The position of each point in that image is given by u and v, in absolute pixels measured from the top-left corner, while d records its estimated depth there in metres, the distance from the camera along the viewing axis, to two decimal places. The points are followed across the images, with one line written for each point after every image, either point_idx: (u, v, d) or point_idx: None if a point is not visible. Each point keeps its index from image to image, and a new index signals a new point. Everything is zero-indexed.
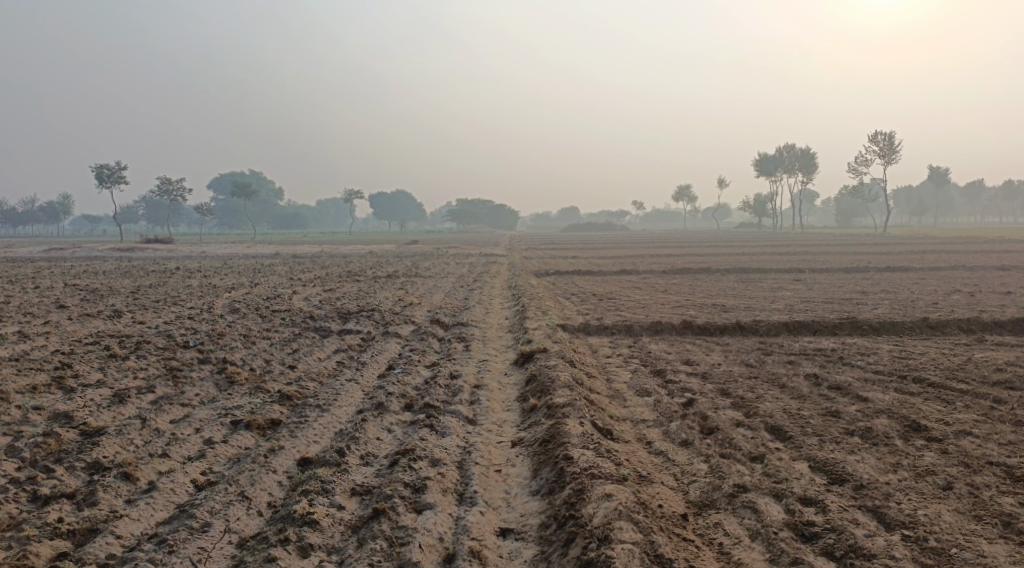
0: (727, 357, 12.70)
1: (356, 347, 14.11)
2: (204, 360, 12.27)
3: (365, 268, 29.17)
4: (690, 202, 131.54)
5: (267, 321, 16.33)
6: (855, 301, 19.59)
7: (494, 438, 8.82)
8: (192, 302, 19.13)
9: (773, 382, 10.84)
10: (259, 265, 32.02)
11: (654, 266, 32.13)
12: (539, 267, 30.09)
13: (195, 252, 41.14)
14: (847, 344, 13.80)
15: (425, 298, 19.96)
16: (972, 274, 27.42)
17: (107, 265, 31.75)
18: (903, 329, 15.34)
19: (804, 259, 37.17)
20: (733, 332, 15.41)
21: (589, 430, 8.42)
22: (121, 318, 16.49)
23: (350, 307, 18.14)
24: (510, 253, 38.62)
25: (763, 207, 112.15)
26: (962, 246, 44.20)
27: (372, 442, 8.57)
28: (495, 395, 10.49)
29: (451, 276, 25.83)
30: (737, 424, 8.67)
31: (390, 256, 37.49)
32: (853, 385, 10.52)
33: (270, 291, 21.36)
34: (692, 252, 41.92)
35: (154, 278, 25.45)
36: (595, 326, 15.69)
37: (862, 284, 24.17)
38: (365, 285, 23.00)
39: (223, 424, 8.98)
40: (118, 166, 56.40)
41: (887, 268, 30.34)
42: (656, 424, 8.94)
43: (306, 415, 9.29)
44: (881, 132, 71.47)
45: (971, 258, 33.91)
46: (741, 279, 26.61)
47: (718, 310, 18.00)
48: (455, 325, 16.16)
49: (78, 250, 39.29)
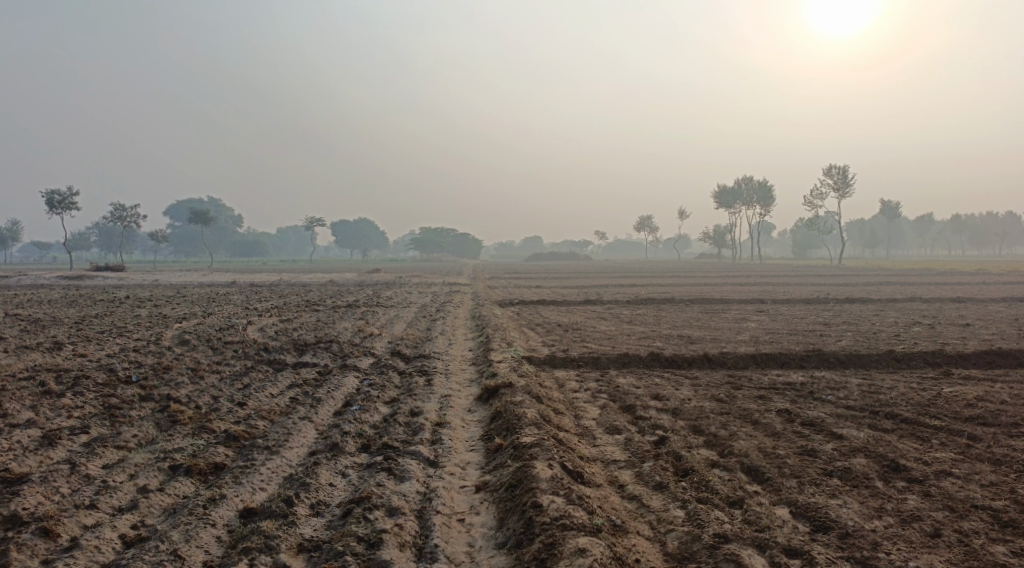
0: (696, 391, 12.36)
1: (311, 381, 13.55)
2: (146, 397, 11.93)
3: (324, 298, 28.51)
4: (650, 233, 132.26)
5: (218, 353, 15.71)
6: (820, 332, 19.39)
7: (457, 482, 8.34)
8: (139, 333, 18.44)
9: (745, 418, 10.50)
10: (214, 293, 31.26)
11: (616, 295, 31.89)
12: (502, 297, 29.67)
13: (147, 280, 40.16)
14: (817, 377, 13.52)
15: (386, 329, 19.43)
16: (931, 305, 27.50)
17: (54, 293, 30.79)
18: (872, 362, 15.11)
19: (764, 289, 37.19)
20: (700, 365, 15.08)
21: (557, 474, 7.98)
22: (62, 350, 15.80)
23: (307, 338, 17.56)
24: (471, 283, 38.16)
25: (722, 238, 113.05)
26: (916, 278, 44.64)
27: (324, 488, 8.04)
28: (458, 434, 10.01)
29: (412, 305, 25.32)
30: (712, 464, 8.29)
31: (350, 285, 36.82)
32: (827, 421, 10.21)
33: (223, 321, 20.68)
34: (656, 282, 41.77)
35: (102, 307, 24.63)
36: (560, 358, 15.27)
37: (825, 315, 24.05)
38: (323, 315, 22.39)
39: (160, 469, 8.44)
40: (69, 192, 55.10)
41: (847, 299, 30.35)
42: (627, 465, 8.53)
43: (253, 459, 8.75)
44: (836, 167, 72.44)
45: (929, 290, 34.07)
46: (706, 309, 26.38)
47: (683, 341, 17.69)
48: (416, 358, 15.65)
49: (26, 279, 38.07)
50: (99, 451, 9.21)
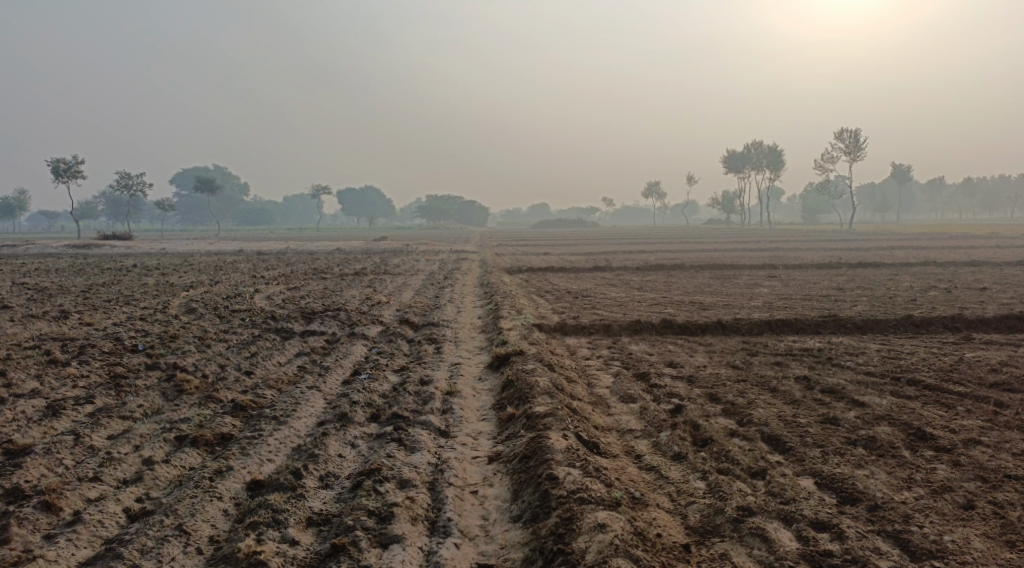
0: (711, 358, 12.09)
1: (318, 350, 13.32)
2: (152, 366, 11.73)
3: (331, 266, 28.25)
4: (658, 199, 131.48)
5: (226, 322, 15.48)
6: (834, 298, 19.08)
7: (469, 452, 8.12)
8: (146, 301, 18.25)
9: (763, 386, 10.23)
10: (221, 261, 31.04)
11: (625, 262, 31.56)
12: (510, 264, 29.39)
13: (155, 249, 39.96)
14: (834, 343, 13.24)
15: (394, 296, 19.18)
16: (945, 269, 27.09)
17: (61, 262, 30.64)
18: (889, 327, 14.82)
19: (775, 254, 36.79)
20: (714, 331, 14.81)
21: (572, 445, 7.75)
22: (68, 319, 15.60)
23: (314, 306, 17.34)
24: (479, 250, 37.83)
25: (730, 204, 112.32)
26: (927, 241, 44.19)
27: (333, 460, 7.83)
28: (470, 403, 9.77)
29: (420, 273, 25.06)
30: (731, 434, 8.04)
31: (358, 253, 36.46)
32: (848, 389, 9.94)
33: (230, 289, 20.46)
34: (666, 249, 41.46)
35: (109, 276, 24.44)
36: (572, 325, 15.01)
37: (839, 280, 23.72)
38: (330, 283, 22.13)
39: (166, 440, 8.23)
40: (75, 160, 54.80)
41: (860, 264, 29.93)
42: (644, 435, 8.29)
43: (261, 430, 8.53)
44: (846, 130, 71.59)
45: (941, 254, 33.64)
46: (716, 275, 26.06)
47: (696, 308, 17.41)
48: (425, 325, 15.41)
49: (34, 248, 37.90)
50: (104, 421, 8.99)
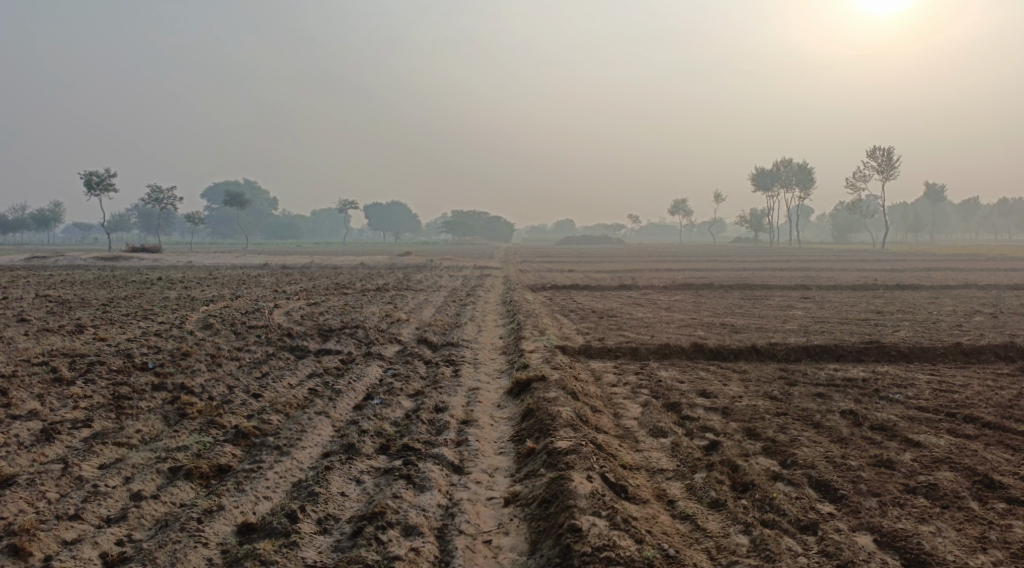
0: (748, 388, 11.28)
1: (332, 371, 12.65)
2: (158, 387, 11.12)
3: (354, 281, 27.69)
4: (685, 217, 130.30)
5: (240, 339, 14.88)
6: (874, 322, 18.17)
7: (484, 493, 7.41)
8: (163, 316, 17.69)
9: (805, 420, 9.42)
10: (244, 275, 30.60)
11: (654, 280, 30.75)
12: (535, 281, 28.66)
13: (181, 262, 39.69)
14: (879, 372, 12.38)
15: (415, 314, 18.53)
16: (987, 292, 26.02)
17: (86, 275, 30.36)
18: (936, 356, 13.92)
19: (807, 274, 35.83)
20: (747, 357, 14.00)
21: (597, 488, 7.02)
22: (81, 333, 15.08)
23: (333, 323, 16.71)
24: (504, 266, 37.16)
25: (759, 222, 110.97)
26: (964, 263, 43.00)
27: (334, 500, 7.16)
28: (487, 435, 9.04)
29: (443, 289, 24.42)
30: (774, 477, 7.26)
31: (382, 268, 35.90)
32: (899, 426, 9.11)
33: (249, 304, 19.91)
34: (694, 267, 40.57)
35: (131, 289, 23.99)
36: (598, 348, 14.26)
37: (876, 303, 22.80)
38: (352, 299, 21.58)
39: (158, 471, 7.57)
40: (107, 172, 54.89)
41: (897, 286, 28.86)
42: (677, 476, 7.53)
43: (260, 462, 7.84)
44: (880, 148, 70.32)
45: (980, 277, 32.44)
46: (748, 296, 25.20)
47: (728, 331, 16.58)
48: (444, 346, 14.73)
49: (62, 259, 37.74)
50: (98, 448, 8.36)
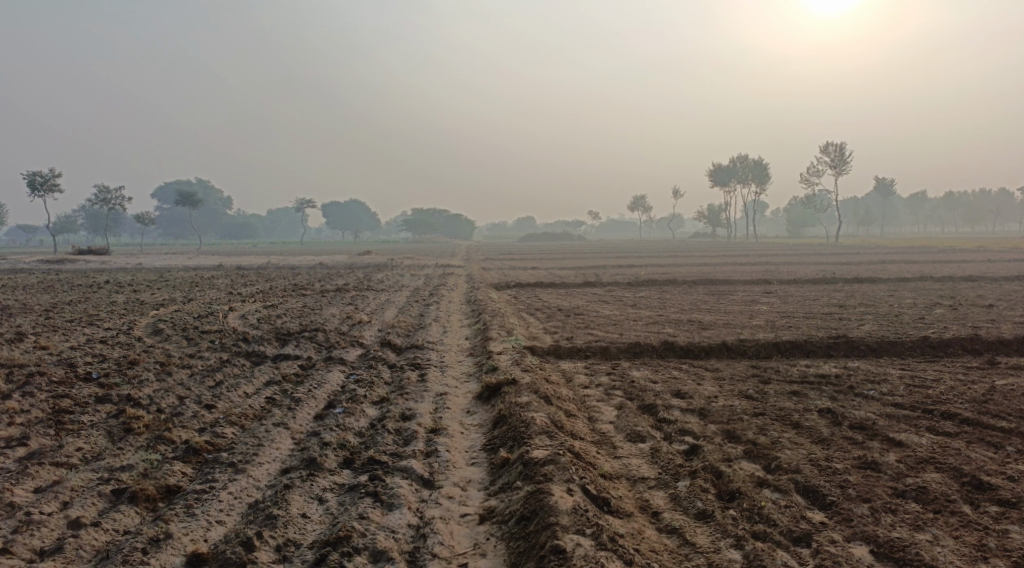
0: (722, 387, 11.02)
1: (291, 378, 12.16)
2: (102, 400, 10.56)
3: (312, 282, 27.03)
4: (644, 212, 130.74)
5: (193, 345, 14.29)
6: (839, 316, 18.07)
7: (456, 509, 7.09)
8: (111, 322, 16.99)
9: (784, 420, 9.17)
10: (196, 278, 29.78)
11: (616, 277, 30.57)
12: (497, 279, 28.25)
13: (131, 264, 38.60)
14: (851, 368, 12.20)
15: (376, 315, 18.03)
16: (944, 285, 26.17)
17: (31, 278, 29.27)
18: (906, 350, 13.79)
19: (766, 269, 35.91)
20: (717, 354, 13.77)
21: (578, 503, 6.76)
22: (23, 342, 14.38)
23: (291, 326, 16.17)
24: (465, 265, 36.69)
25: (715, 217, 111.74)
26: (918, 255, 43.50)
27: (295, 523, 6.85)
28: (457, 444, 8.64)
29: (404, 289, 23.89)
30: (760, 484, 7.05)
31: (340, 268, 35.21)
32: (879, 424, 8.89)
33: (203, 308, 19.24)
34: (656, 262, 40.47)
35: (77, 293, 23.11)
36: (566, 348, 13.92)
37: (839, 296, 22.75)
38: (310, 300, 20.99)
39: (100, 495, 7.36)
40: (51, 173, 53.33)
41: (856, 279, 28.96)
42: (659, 485, 7.25)
43: (212, 482, 7.58)
44: (832, 143, 71.11)
45: (935, 269, 32.75)
46: (711, 291, 25.05)
47: (696, 328, 16.34)
48: (408, 348, 14.28)
49: (6, 263, 36.52)
50: (33, 470, 7.82)
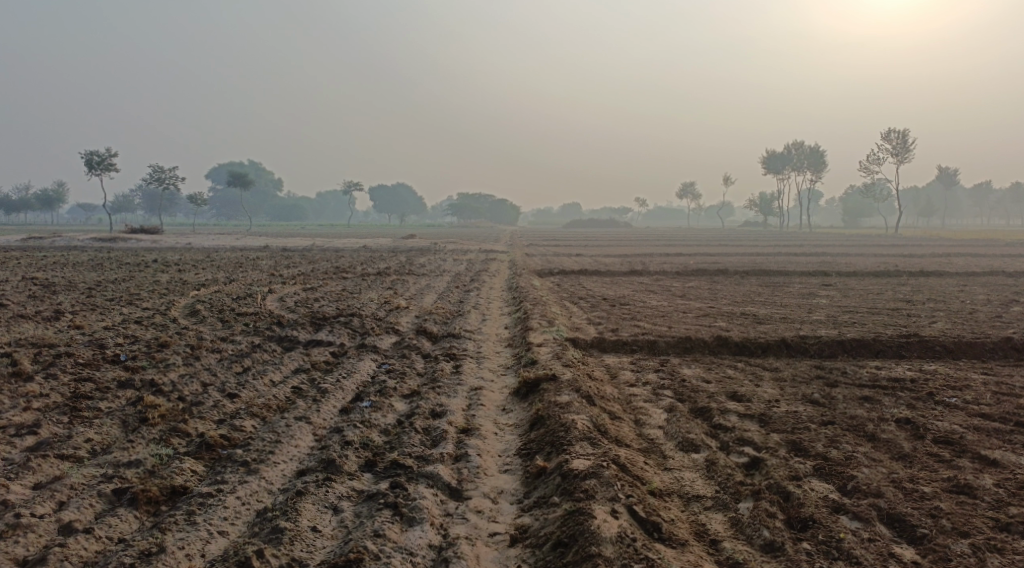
0: (783, 390, 10.03)
1: (321, 367, 11.43)
2: (124, 386, 9.92)
3: (355, 265, 26.39)
4: (695, 200, 128.46)
5: (226, 328, 13.67)
6: (906, 313, 16.86)
7: (485, 527, 6.32)
8: (149, 302, 16.49)
9: (857, 432, 8.17)
10: (243, 258, 29.49)
11: (666, 266, 29.54)
12: (541, 266, 27.39)
13: (182, 244, 38.58)
14: (927, 371, 11.11)
15: (415, 301, 17.26)
16: (1016, 281, 24.62)
17: (81, 256, 29.25)
18: (984, 353, 12.60)
19: (824, 260, 34.47)
20: (775, 352, 12.75)
21: (625, 529, 5.95)
22: (57, 320, 13.89)
23: (327, 311, 15.48)
24: (510, 251, 35.90)
25: (768, 205, 109.31)
26: (983, 249, 41.51)
27: (302, 538, 6.10)
28: (489, 448, 7.80)
29: (447, 274, 23.13)
30: (837, 510, 6.21)
31: (385, 252, 34.67)
32: (968, 441, 7.89)
33: (242, 289, 18.68)
34: (706, 252, 39.13)
35: (122, 272, 22.76)
36: (612, 341, 13.01)
37: (903, 290, 21.42)
38: (350, 284, 20.33)
39: (100, 495, 6.67)
40: (108, 153, 53.69)
41: (920, 272, 27.51)
42: (717, 506, 6.41)
43: (221, 483, 6.84)
44: (895, 131, 68.62)
45: (1005, 264, 31.04)
46: (766, 283, 23.86)
47: (752, 322, 15.29)
48: (445, 337, 13.49)
49: (60, 240, 36.67)
50: (34, 464, 7.13)
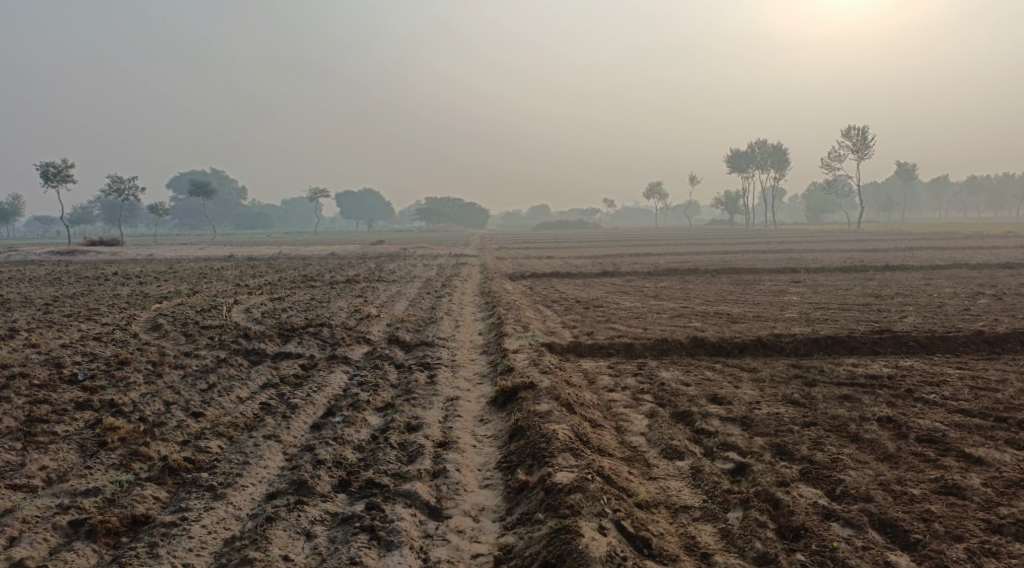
0: (763, 391, 9.93)
1: (290, 381, 11.13)
2: (83, 407, 9.59)
3: (323, 272, 25.94)
4: (661, 200, 129.02)
5: (190, 342, 13.29)
6: (878, 308, 16.88)
7: (467, 548, 6.31)
8: (110, 317, 16.03)
9: (840, 431, 8.09)
10: (206, 269, 28.90)
11: (636, 266, 29.47)
12: (511, 269, 27.14)
13: (143, 255, 37.84)
14: (904, 367, 11.07)
15: (385, 309, 16.96)
16: (981, 272, 24.84)
17: (38, 270, 28.49)
18: (959, 347, 12.61)
19: (792, 256, 34.58)
20: (751, 351, 12.66)
21: (614, 547, 6.00)
22: (13, 339, 13.43)
23: (295, 321, 15.15)
24: (478, 255, 35.57)
25: (733, 203, 110.05)
26: (946, 241, 41.96)
27: None
28: (468, 461, 7.59)
29: (416, 280, 22.83)
30: (827, 517, 6.31)
31: (352, 258, 34.21)
32: (952, 438, 7.84)
33: (207, 301, 18.26)
34: (675, 251, 39.08)
35: (82, 286, 22.18)
36: (587, 345, 12.85)
37: (872, 285, 21.49)
38: (318, 292, 19.99)
39: (55, 528, 6.46)
40: (65, 163, 52.60)
41: (888, 266, 27.67)
42: (706, 517, 6.47)
43: (186, 511, 6.65)
44: (856, 127, 69.35)
45: (968, 256, 31.35)
46: (736, 281, 23.80)
47: (726, 321, 15.20)
48: (418, 345, 13.25)
49: (17, 254, 35.79)
50: None
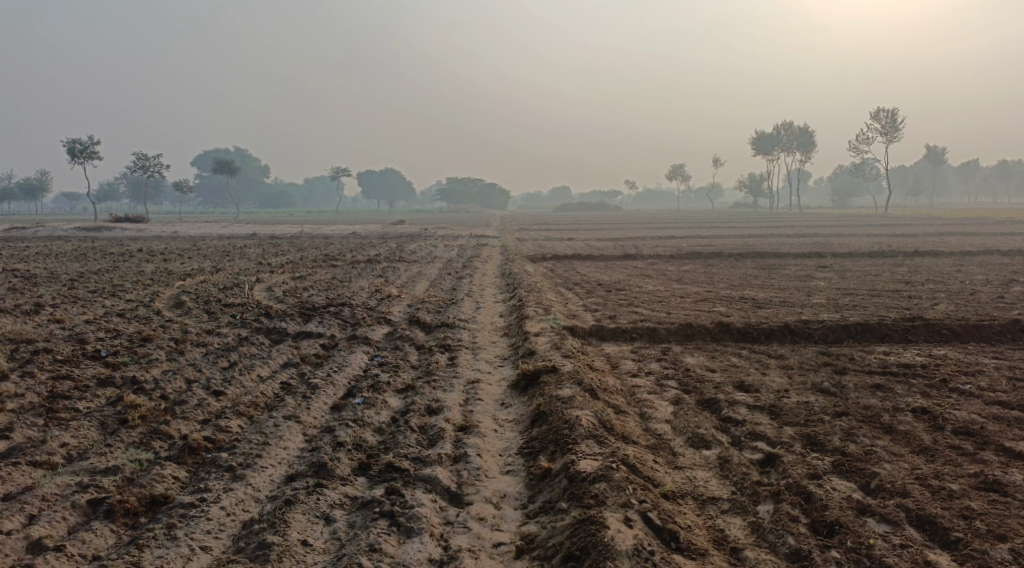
0: (791, 378, 9.68)
1: (311, 361, 11.01)
2: (104, 384, 9.49)
3: (344, 252, 25.85)
4: (684, 182, 127.91)
5: (212, 320, 13.20)
6: (907, 295, 16.53)
7: (488, 536, 6.15)
8: (133, 294, 15.96)
9: (873, 422, 7.85)
10: (229, 246, 28.87)
11: (659, 249, 29.15)
12: (533, 251, 26.89)
13: (166, 233, 37.92)
14: (937, 356, 10.78)
15: (406, 289, 16.82)
16: (1012, 259, 24.34)
17: (63, 246, 28.56)
18: (992, 336, 12.29)
19: (817, 240, 34.07)
20: (777, 337, 12.39)
21: (641, 540, 5.82)
22: (36, 314, 13.39)
23: (317, 300, 15.02)
24: (499, 236, 35.32)
25: (758, 186, 108.96)
26: (976, 227, 41.26)
27: (293, 553, 5.88)
28: (489, 446, 7.42)
29: (438, 261, 22.66)
30: (863, 512, 6.12)
31: (374, 238, 34.09)
32: (990, 431, 7.59)
33: (229, 279, 18.16)
34: (698, 234, 38.68)
35: (106, 262, 22.18)
36: (610, 329, 12.62)
37: (901, 271, 21.09)
38: (340, 272, 19.86)
39: (74, 507, 6.35)
40: (91, 140, 52.85)
41: (916, 252, 27.19)
42: (735, 509, 6.30)
43: (205, 492, 6.52)
44: (884, 111, 68.33)
45: (999, 242, 30.77)
46: (761, 266, 23.42)
47: (752, 306, 14.91)
48: (439, 326, 13.08)
49: (43, 230, 35.96)
50: (3, 473, 6.73)
